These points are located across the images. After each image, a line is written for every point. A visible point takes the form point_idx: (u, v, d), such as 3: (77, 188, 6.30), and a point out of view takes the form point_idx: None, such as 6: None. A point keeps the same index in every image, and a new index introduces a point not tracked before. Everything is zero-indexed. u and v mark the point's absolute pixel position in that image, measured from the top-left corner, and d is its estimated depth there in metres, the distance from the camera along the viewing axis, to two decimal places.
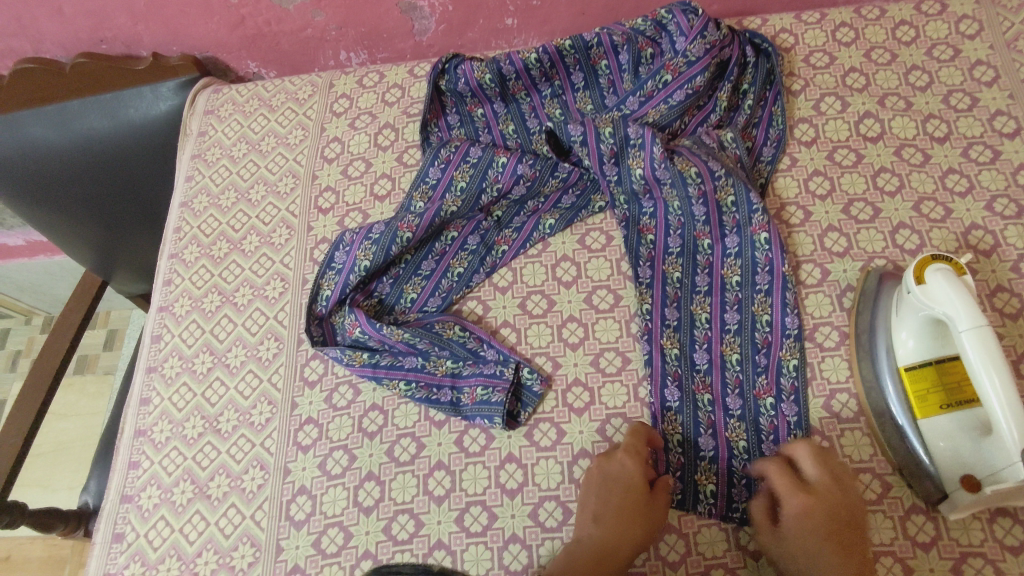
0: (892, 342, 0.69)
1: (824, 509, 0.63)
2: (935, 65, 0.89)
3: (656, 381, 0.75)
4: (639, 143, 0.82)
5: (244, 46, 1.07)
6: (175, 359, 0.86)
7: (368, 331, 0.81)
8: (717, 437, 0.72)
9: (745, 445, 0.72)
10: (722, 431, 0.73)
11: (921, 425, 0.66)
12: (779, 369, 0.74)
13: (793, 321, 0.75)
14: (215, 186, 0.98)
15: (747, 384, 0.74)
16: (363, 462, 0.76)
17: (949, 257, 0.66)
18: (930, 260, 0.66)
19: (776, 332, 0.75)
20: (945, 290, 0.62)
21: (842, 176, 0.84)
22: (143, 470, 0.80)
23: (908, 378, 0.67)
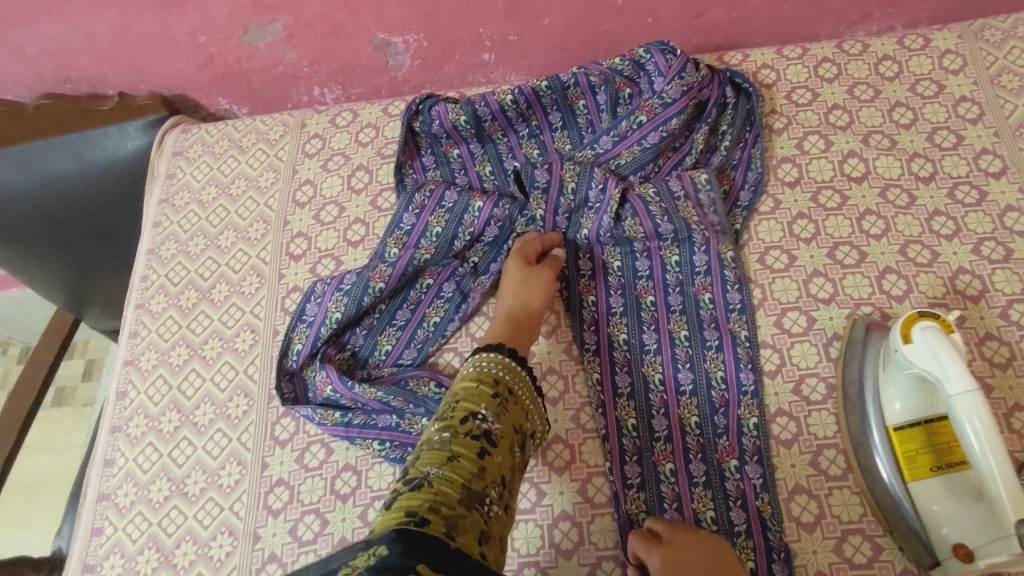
0: (881, 400, 0.67)
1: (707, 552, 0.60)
2: (919, 102, 0.88)
3: (615, 459, 0.72)
4: (596, 206, 0.82)
5: (214, 84, 1.04)
6: (141, 417, 0.83)
7: (340, 389, 0.78)
8: (684, 511, 0.69)
9: (713, 516, 0.69)
10: (689, 503, 0.69)
11: (910, 488, 0.63)
12: (739, 428, 0.72)
13: (748, 376, 0.74)
14: (183, 233, 0.95)
15: (709, 448, 0.72)
16: (336, 527, 0.72)
17: (936, 314, 0.64)
18: (917, 317, 0.64)
19: (732, 389, 0.74)
20: (929, 349, 0.61)
21: (827, 218, 0.82)
22: (106, 538, 0.77)
23: (897, 438, 0.65)
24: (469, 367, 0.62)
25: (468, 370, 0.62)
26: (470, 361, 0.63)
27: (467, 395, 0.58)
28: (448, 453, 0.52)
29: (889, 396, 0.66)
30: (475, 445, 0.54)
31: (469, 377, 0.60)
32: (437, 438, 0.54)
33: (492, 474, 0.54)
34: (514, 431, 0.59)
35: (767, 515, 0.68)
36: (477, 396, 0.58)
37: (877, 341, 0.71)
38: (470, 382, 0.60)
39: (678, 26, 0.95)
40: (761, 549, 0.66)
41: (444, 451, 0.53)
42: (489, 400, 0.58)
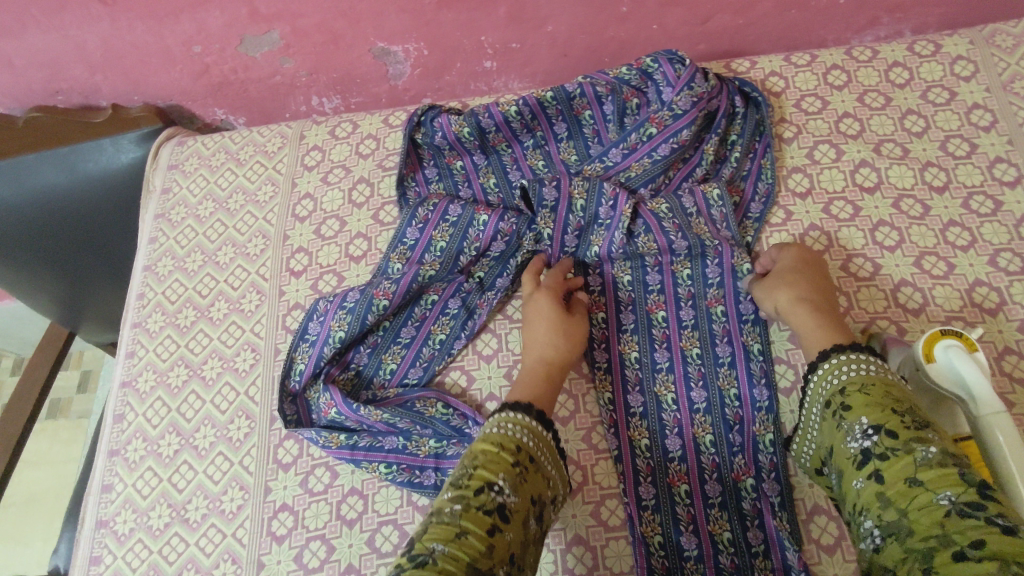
0: None
1: (818, 283, 0.72)
2: (931, 109, 0.86)
3: (628, 480, 0.70)
4: (607, 224, 0.80)
5: (210, 94, 1.02)
6: (139, 441, 0.80)
7: (345, 412, 0.76)
8: (700, 533, 0.68)
9: (730, 537, 0.67)
10: (704, 525, 0.68)
11: None
12: (755, 446, 0.70)
13: (763, 393, 0.72)
14: (180, 248, 0.92)
15: (724, 468, 0.70)
16: (343, 553, 0.70)
17: (959, 333, 0.62)
18: (940, 336, 0.62)
19: (746, 407, 0.72)
20: (955, 371, 0.60)
21: (840, 230, 0.81)
22: (106, 566, 0.74)
23: None
24: (487, 428, 0.60)
25: (487, 432, 0.59)
26: (488, 420, 0.61)
27: (483, 461, 0.56)
28: (457, 528, 0.50)
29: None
30: (486, 520, 0.51)
31: (486, 440, 0.58)
32: (448, 509, 0.52)
33: (502, 552, 0.50)
34: (532, 504, 0.56)
35: (783, 534, 0.66)
36: (493, 465, 0.55)
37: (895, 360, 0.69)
38: (487, 446, 0.58)
39: (683, 32, 0.93)
40: (779, 570, 0.65)
41: (451, 522, 0.50)
42: (506, 468, 0.56)
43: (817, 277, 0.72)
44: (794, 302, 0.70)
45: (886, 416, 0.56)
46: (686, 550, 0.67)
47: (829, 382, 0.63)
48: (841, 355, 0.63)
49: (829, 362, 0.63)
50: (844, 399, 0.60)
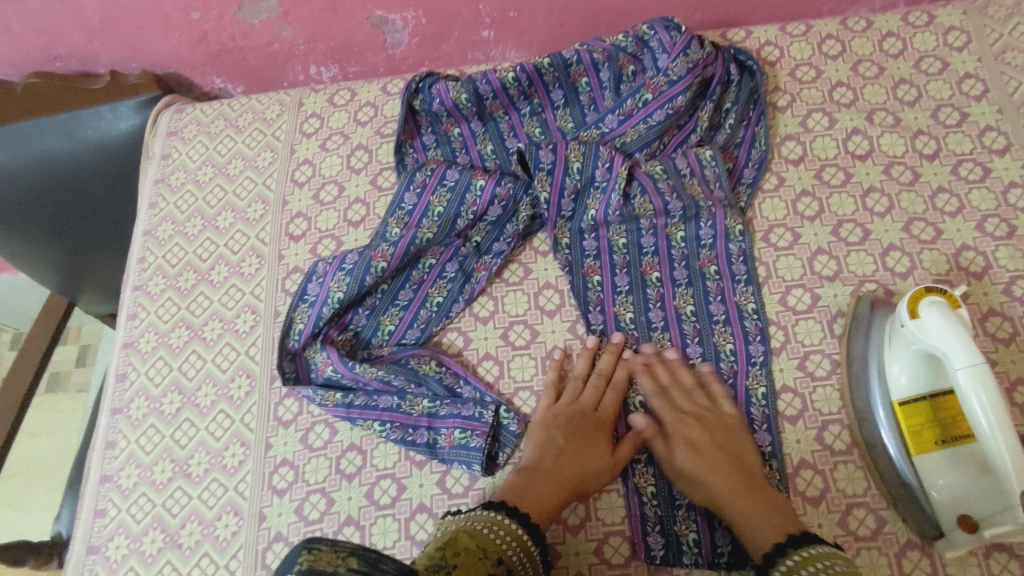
0: (885, 374, 0.67)
1: (710, 442, 0.66)
2: (924, 79, 0.87)
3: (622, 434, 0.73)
4: (603, 186, 0.82)
5: (208, 62, 1.03)
6: (142, 399, 0.82)
7: (341, 370, 0.77)
8: None
9: None
10: None
11: (915, 462, 0.64)
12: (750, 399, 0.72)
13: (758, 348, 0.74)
14: (180, 213, 0.93)
15: None
16: (342, 506, 0.72)
17: (942, 290, 0.64)
18: (924, 293, 0.64)
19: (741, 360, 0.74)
20: (938, 324, 0.61)
21: (831, 196, 0.82)
22: (110, 519, 0.76)
23: (902, 412, 0.65)
24: (478, 525, 0.57)
25: (476, 528, 0.57)
26: (480, 517, 0.59)
27: (462, 557, 0.53)
28: None
29: (894, 372, 0.66)
30: None
31: (473, 537, 0.56)
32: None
33: None
34: None
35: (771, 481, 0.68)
36: (471, 568, 0.52)
37: (881, 320, 0.71)
38: (471, 544, 0.55)
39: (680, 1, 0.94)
40: None
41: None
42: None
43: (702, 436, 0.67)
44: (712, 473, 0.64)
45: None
46: (678, 498, 0.69)
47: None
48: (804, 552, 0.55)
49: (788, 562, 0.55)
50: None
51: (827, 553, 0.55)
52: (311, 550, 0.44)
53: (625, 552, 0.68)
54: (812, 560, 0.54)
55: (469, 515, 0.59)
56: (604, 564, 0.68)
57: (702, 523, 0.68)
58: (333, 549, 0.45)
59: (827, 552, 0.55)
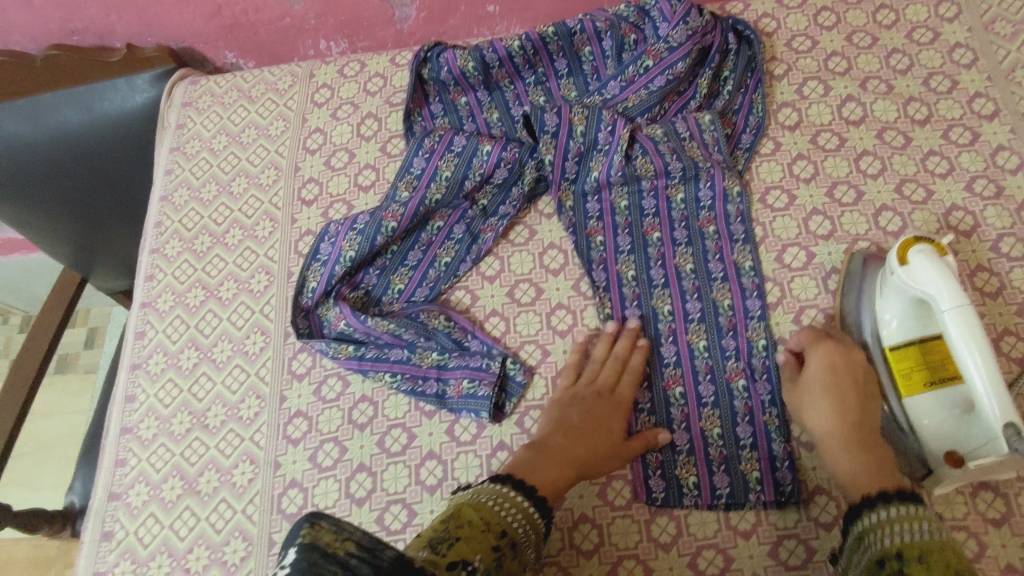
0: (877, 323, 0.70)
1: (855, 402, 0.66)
2: (915, 49, 0.90)
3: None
4: (606, 148, 0.85)
5: (221, 36, 1.06)
6: (160, 355, 0.85)
7: (354, 324, 0.80)
8: (692, 429, 0.73)
9: (720, 433, 0.72)
10: (697, 423, 0.73)
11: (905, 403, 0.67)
12: (749, 350, 0.75)
13: (755, 303, 0.77)
14: (195, 179, 0.97)
15: (718, 370, 0.75)
16: (354, 454, 0.75)
17: (930, 239, 0.67)
18: (913, 242, 0.67)
19: (739, 314, 0.77)
20: (926, 270, 0.63)
21: (826, 159, 0.85)
22: (131, 468, 0.79)
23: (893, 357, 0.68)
24: (483, 498, 0.59)
25: (481, 501, 0.59)
26: (486, 490, 0.61)
27: (467, 529, 0.55)
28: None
29: (884, 318, 0.69)
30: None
31: (478, 509, 0.58)
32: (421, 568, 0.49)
33: None
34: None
35: (771, 426, 0.71)
36: (474, 540, 0.55)
37: (874, 270, 0.73)
38: (474, 517, 0.57)
39: None
40: (765, 460, 0.70)
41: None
42: (485, 550, 0.54)
43: (845, 392, 0.67)
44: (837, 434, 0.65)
45: (905, 545, 0.54)
46: (678, 445, 0.72)
47: (878, 539, 0.57)
48: (895, 510, 0.57)
49: (873, 516, 0.58)
50: (901, 565, 0.53)
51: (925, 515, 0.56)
52: (313, 526, 0.42)
53: (627, 495, 0.71)
54: (911, 516, 0.56)
55: (476, 488, 0.61)
56: (606, 505, 0.71)
57: (702, 467, 0.71)
58: (334, 530, 0.42)
59: (926, 514, 0.56)
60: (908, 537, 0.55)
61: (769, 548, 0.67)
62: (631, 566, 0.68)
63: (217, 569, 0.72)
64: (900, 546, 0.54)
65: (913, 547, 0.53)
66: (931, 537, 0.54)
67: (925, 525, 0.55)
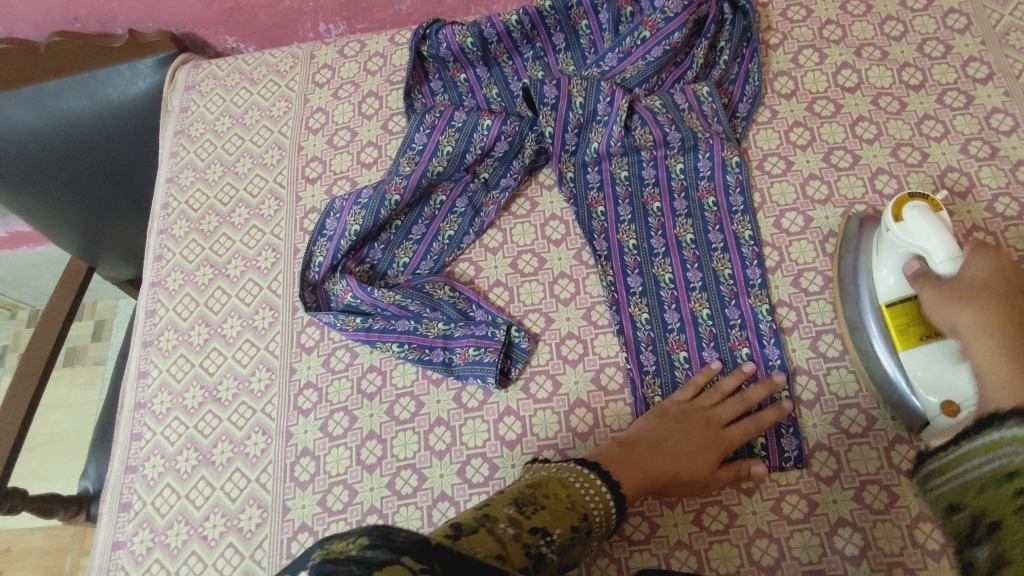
0: (874, 282, 0.71)
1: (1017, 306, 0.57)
2: (909, 15, 0.91)
3: (630, 350, 0.76)
4: (605, 119, 0.85)
5: (222, 21, 1.07)
6: (171, 332, 0.87)
7: (360, 295, 0.81)
8: None
9: None
10: None
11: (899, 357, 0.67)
12: (755, 317, 0.76)
13: (755, 272, 0.78)
14: (201, 161, 0.98)
15: (721, 338, 0.76)
16: (364, 422, 0.77)
17: (925, 195, 0.68)
18: (907, 199, 0.67)
19: (740, 283, 0.78)
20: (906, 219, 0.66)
21: (822, 126, 0.86)
22: (146, 441, 0.81)
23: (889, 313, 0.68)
24: (571, 477, 0.58)
25: (568, 479, 0.58)
26: (572, 468, 0.60)
27: (552, 500, 0.55)
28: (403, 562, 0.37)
29: (873, 279, 0.71)
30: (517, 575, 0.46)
31: (565, 486, 0.57)
32: (501, 526, 0.49)
33: None
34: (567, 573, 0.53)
35: (778, 396, 0.72)
36: (557, 512, 0.54)
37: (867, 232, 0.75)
38: (562, 493, 0.56)
39: None
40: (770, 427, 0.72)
41: (494, 533, 0.48)
42: (565, 525, 0.53)
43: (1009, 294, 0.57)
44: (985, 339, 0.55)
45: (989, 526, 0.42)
46: None
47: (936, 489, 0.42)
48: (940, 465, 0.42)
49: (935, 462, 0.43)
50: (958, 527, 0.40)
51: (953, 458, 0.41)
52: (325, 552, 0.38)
53: None
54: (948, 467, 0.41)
55: (564, 465, 0.60)
56: None
57: None
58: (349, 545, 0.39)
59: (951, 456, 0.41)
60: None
61: (771, 504, 0.68)
62: (637, 523, 0.70)
63: (233, 535, 0.73)
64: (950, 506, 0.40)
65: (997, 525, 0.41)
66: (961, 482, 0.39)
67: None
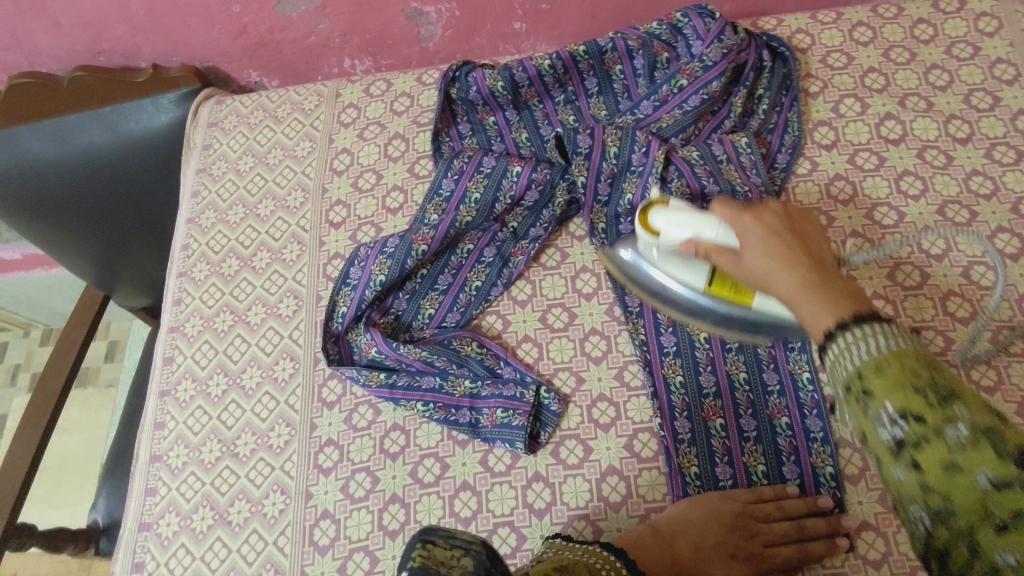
0: (682, 283, 0.70)
1: (785, 239, 0.53)
2: (955, 64, 0.88)
3: (664, 416, 0.73)
4: (639, 170, 0.83)
5: (246, 56, 1.05)
6: (189, 381, 0.84)
7: (385, 350, 0.79)
8: (735, 464, 0.71)
9: (764, 470, 0.70)
10: (739, 457, 0.71)
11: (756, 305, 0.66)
12: (795, 385, 0.73)
13: None
14: (222, 201, 0.96)
15: (759, 405, 0.73)
16: (387, 484, 0.74)
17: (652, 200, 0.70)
18: (645, 211, 0.69)
19: (779, 346, 0.74)
20: (665, 231, 0.66)
21: (865, 180, 0.83)
22: (161, 497, 0.78)
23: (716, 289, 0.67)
24: (594, 560, 0.56)
25: (592, 563, 0.56)
26: (596, 552, 0.57)
27: None
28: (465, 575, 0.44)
29: (677, 280, 0.70)
30: None
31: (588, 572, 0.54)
32: None
33: None
34: None
35: (821, 471, 0.69)
36: None
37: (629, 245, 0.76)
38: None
39: None
40: None
41: None
42: None
43: (765, 242, 0.54)
44: (797, 281, 0.50)
45: (906, 392, 0.37)
46: (721, 480, 0.70)
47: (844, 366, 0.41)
48: (851, 336, 0.41)
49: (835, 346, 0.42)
50: (870, 388, 0.39)
51: (889, 333, 0.40)
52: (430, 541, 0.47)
53: None
54: (868, 339, 0.40)
55: (586, 548, 0.58)
56: None
57: None
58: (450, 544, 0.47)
59: (880, 334, 0.40)
60: (870, 364, 0.39)
61: None
62: None
63: None
64: (870, 365, 0.39)
65: (893, 383, 0.38)
66: (892, 352, 0.39)
67: (881, 335, 0.40)
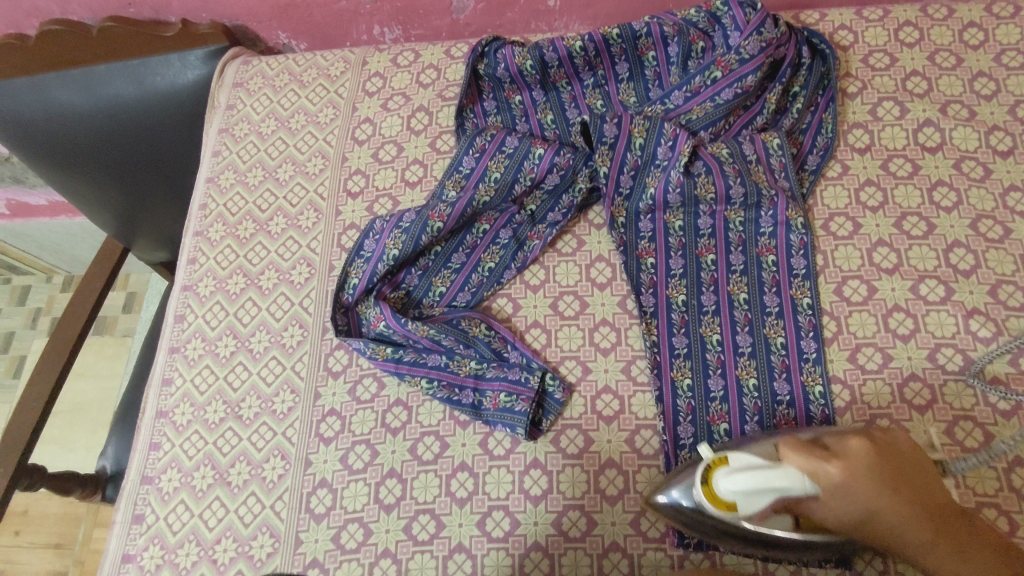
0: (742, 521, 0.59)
1: (878, 474, 0.54)
2: (1003, 73, 0.84)
3: (668, 420, 0.71)
4: (664, 164, 0.81)
5: (275, 16, 1.04)
6: (198, 340, 0.85)
7: (393, 326, 0.79)
8: None
9: None
10: None
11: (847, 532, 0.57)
12: (806, 397, 0.71)
13: (811, 345, 0.73)
14: (242, 163, 0.96)
15: (766, 413, 0.71)
16: (386, 458, 0.74)
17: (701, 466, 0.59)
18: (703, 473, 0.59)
19: (793, 355, 0.73)
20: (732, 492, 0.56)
21: (896, 187, 0.80)
22: (164, 452, 0.79)
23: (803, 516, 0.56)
24: None
25: None
26: None
27: None
28: None
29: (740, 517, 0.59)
30: None
31: None
32: None
33: None
34: None
35: None
36: None
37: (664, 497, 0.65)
38: None
39: None
40: None
41: None
42: None
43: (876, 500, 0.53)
44: (905, 517, 0.53)
45: None
46: None
47: None
48: None
49: None
50: None
51: None
52: None
53: (661, 527, 0.68)
54: None
55: None
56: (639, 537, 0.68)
57: None
58: None
59: None
60: None
61: None
62: None
63: (243, 562, 0.72)
64: None
65: None
66: None
67: None
